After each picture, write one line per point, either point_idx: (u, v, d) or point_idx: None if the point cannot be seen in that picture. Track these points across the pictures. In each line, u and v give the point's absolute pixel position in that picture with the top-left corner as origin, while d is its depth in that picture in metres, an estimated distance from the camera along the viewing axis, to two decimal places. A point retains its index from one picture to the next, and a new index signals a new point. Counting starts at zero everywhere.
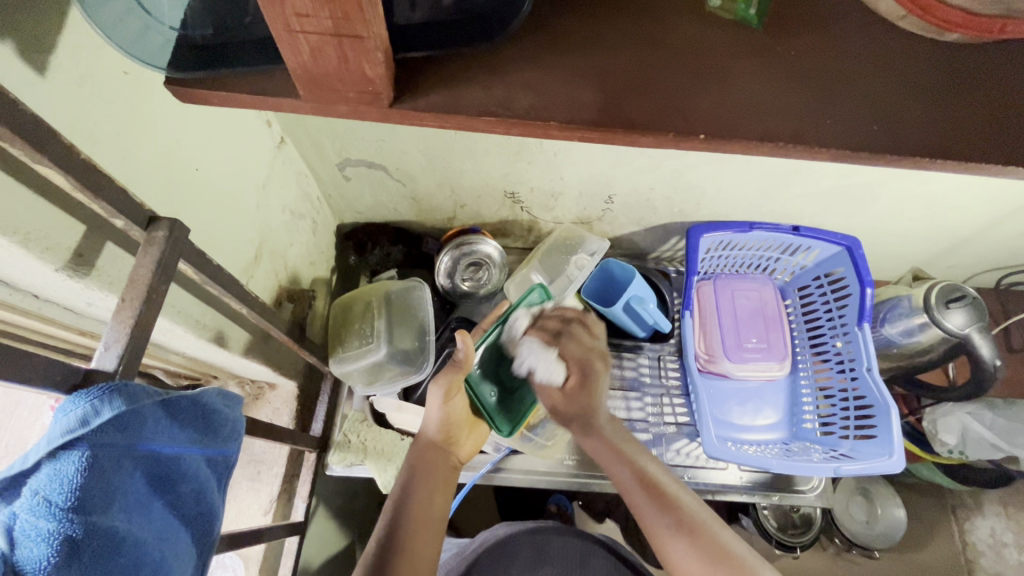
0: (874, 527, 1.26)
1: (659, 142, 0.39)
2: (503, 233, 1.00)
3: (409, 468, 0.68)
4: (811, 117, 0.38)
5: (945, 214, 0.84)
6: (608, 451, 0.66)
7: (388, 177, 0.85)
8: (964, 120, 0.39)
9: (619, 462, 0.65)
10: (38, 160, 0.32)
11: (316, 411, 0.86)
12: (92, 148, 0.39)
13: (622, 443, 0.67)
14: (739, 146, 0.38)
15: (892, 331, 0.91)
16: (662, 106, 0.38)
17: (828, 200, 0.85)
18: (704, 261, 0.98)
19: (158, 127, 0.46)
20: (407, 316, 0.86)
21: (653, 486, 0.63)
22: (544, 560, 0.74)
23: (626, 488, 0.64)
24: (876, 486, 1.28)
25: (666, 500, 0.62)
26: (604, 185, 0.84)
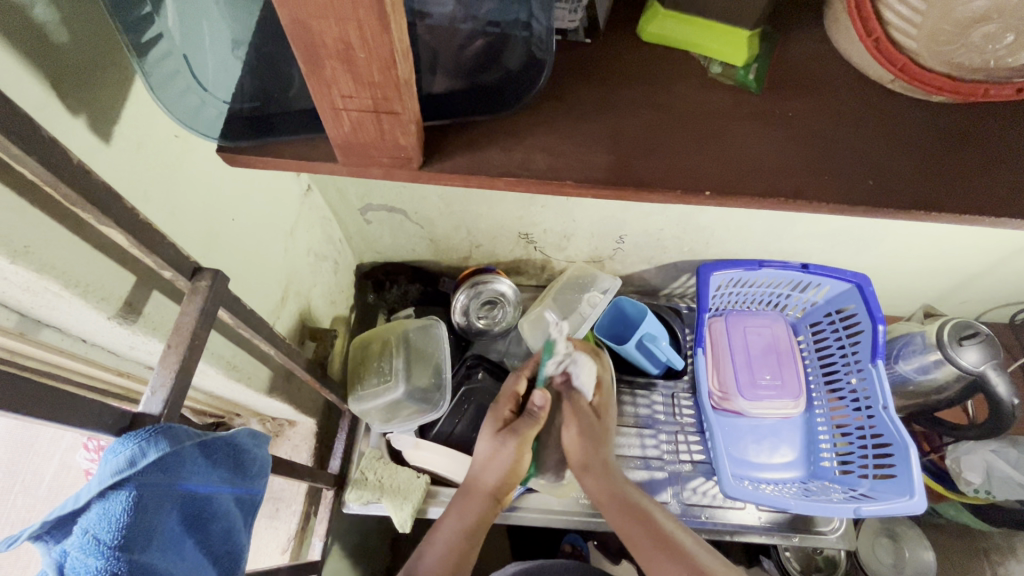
0: (902, 571, 1.21)
1: (668, 199, 0.41)
2: (517, 271, 1.03)
3: (450, 516, 0.71)
4: (811, 173, 0.41)
5: (951, 252, 0.86)
6: (624, 514, 0.68)
7: (407, 220, 0.89)
8: (956, 175, 0.41)
9: (636, 517, 0.68)
10: (105, 223, 0.35)
11: (335, 448, 0.88)
12: (147, 207, 0.43)
13: (636, 505, 0.69)
14: (743, 200, 0.41)
15: (906, 368, 0.91)
16: (669, 165, 0.41)
17: (835, 239, 0.86)
18: (716, 298, 0.99)
19: (203, 184, 0.50)
20: (424, 354, 0.89)
21: (668, 540, 0.65)
22: None
23: (637, 542, 0.66)
24: (902, 527, 1.26)
25: (679, 554, 0.64)
26: (614, 226, 0.87)
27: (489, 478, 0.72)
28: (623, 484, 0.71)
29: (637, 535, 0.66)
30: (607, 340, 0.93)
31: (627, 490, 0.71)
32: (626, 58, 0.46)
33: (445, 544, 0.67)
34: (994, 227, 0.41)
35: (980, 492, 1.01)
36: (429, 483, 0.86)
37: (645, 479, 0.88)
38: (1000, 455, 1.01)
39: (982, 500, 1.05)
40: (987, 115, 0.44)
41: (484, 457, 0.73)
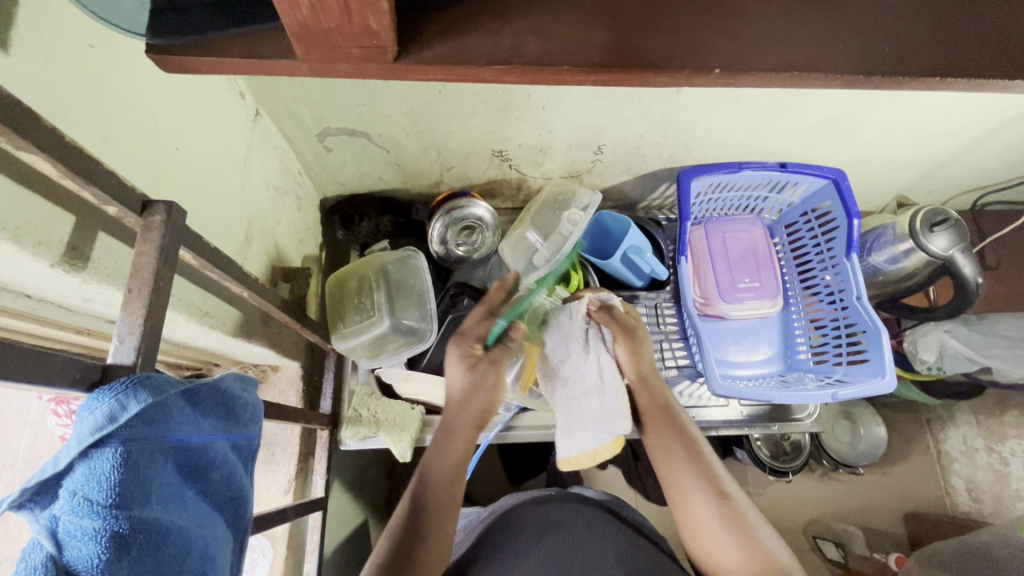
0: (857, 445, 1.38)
1: (674, 82, 0.38)
2: (492, 194, 0.98)
3: (434, 447, 0.65)
4: (822, 43, 0.38)
5: (926, 140, 0.86)
6: (668, 422, 0.67)
7: (371, 144, 0.82)
8: (969, 36, 0.39)
9: (667, 418, 0.67)
10: (20, 146, 0.29)
11: (325, 388, 0.86)
12: (73, 131, 0.36)
13: (680, 418, 0.67)
14: (755, 78, 0.38)
15: (878, 259, 0.93)
16: (675, 43, 0.37)
17: (814, 134, 0.85)
18: (695, 206, 0.98)
19: (135, 104, 0.43)
20: (406, 287, 0.85)
21: (689, 441, 0.65)
22: (551, 528, 0.72)
23: (677, 460, 0.64)
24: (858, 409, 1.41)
25: (715, 484, 0.62)
26: (593, 135, 0.82)
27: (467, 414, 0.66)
28: (656, 381, 0.70)
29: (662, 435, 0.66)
30: (590, 256, 0.91)
31: (657, 388, 0.69)
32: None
33: (430, 488, 0.63)
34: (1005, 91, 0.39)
35: (936, 368, 1.08)
36: (425, 413, 0.87)
37: None
38: (954, 333, 1.08)
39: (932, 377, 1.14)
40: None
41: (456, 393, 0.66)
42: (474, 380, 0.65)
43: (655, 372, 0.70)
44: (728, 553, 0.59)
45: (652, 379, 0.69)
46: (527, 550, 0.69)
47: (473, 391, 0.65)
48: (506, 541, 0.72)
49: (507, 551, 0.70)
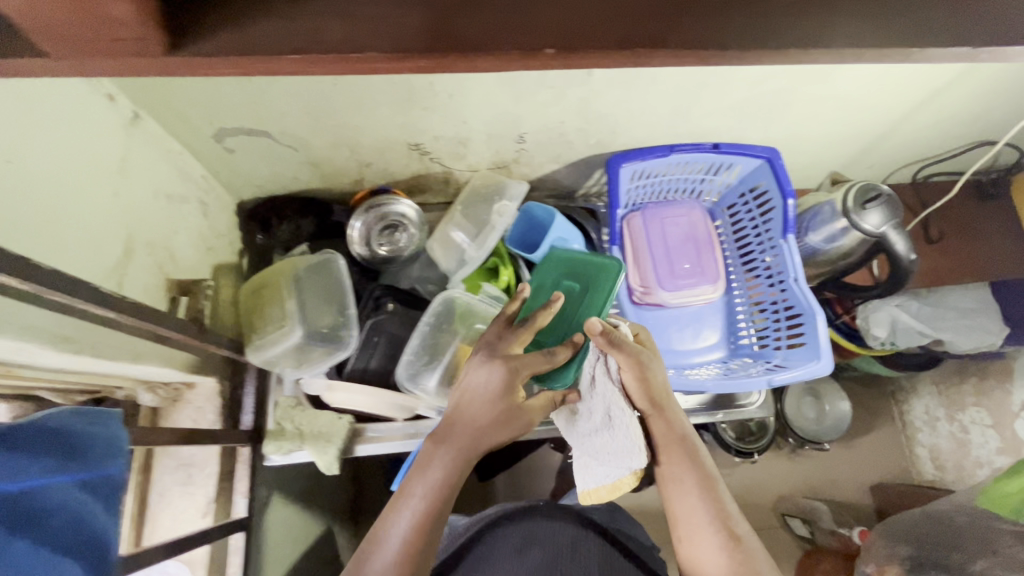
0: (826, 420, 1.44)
1: (499, 66, 0.36)
2: (420, 189, 0.94)
3: (430, 458, 0.60)
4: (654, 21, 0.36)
5: (856, 115, 0.83)
6: (677, 449, 0.66)
7: (275, 144, 0.77)
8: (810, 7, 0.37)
9: (683, 449, 0.65)
10: None
11: (245, 402, 0.82)
12: None
13: (688, 446, 0.66)
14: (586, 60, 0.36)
15: (815, 239, 0.91)
16: (495, 27, 0.36)
17: (742, 113, 0.82)
18: (631, 192, 0.95)
19: None
20: (322, 292, 0.81)
21: (701, 474, 0.65)
22: (532, 543, 0.76)
23: (687, 491, 0.64)
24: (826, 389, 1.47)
25: (719, 514, 0.63)
26: (511, 123, 0.78)
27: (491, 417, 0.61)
28: (671, 409, 0.67)
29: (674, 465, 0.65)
30: (519, 251, 0.86)
31: (672, 417, 0.66)
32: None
33: (436, 501, 0.58)
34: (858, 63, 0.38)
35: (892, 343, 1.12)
36: (353, 422, 0.84)
37: None
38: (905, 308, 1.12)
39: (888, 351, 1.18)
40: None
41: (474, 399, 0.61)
42: (502, 384, 0.61)
43: (670, 398, 0.67)
44: None
45: (667, 407, 0.66)
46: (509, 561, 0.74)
47: (485, 400, 0.61)
48: (492, 548, 0.77)
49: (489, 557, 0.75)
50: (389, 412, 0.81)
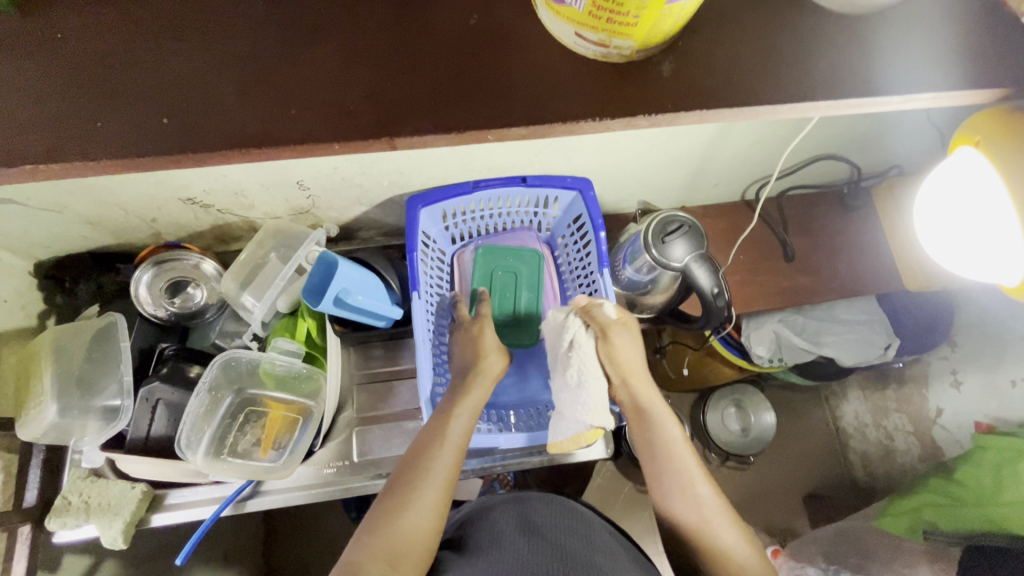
0: (748, 433, 1.55)
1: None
2: (231, 238, 0.90)
3: (404, 463, 0.69)
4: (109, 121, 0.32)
5: (659, 144, 0.78)
6: (636, 410, 0.73)
7: (30, 209, 0.73)
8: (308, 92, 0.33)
9: (644, 412, 0.72)
10: None
11: (32, 476, 0.79)
12: None
13: (647, 405, 0.73)
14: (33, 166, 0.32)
15: (636, 270, 0.84)
16: None
17: (534, 149, 0.77)
18: (452, 228, 0.91)
19: None
20: (96, 359, 0.78)
21: (654, 430, 0.71)
22: (534, 528, 0.76)
23: (666, 442, 0.70)
24: (750, 398, 1.58)
25: (676, 463, 0.69)
26: (280, 173, 0.74)
27: (468, 411, 0.73)
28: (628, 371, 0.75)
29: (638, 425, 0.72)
30: (310, 301, 0.77)
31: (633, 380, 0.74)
32: (30, 60, 0.44)
33: (402, 494, 0.65)
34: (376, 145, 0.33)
35: (773, 360, 1.18)
36: (151, 488, 0.80)
37: (389, 434, 0.86)
38: (788, 324, 1.19)
39: (771, 366, 1.22)
40: (381, 71, 0.45)
41: (470, 396, 0.74)
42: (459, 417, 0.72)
43: (635, 368, 0.74)
44: (694, 524, 0.66)
45: (637, 377, 0.74)
46: (508, 539, 0.74)
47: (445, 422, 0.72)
48: (487, 527, 0.77)
49: (480, 539, 0.75)
50: (181, 479, 0.78)
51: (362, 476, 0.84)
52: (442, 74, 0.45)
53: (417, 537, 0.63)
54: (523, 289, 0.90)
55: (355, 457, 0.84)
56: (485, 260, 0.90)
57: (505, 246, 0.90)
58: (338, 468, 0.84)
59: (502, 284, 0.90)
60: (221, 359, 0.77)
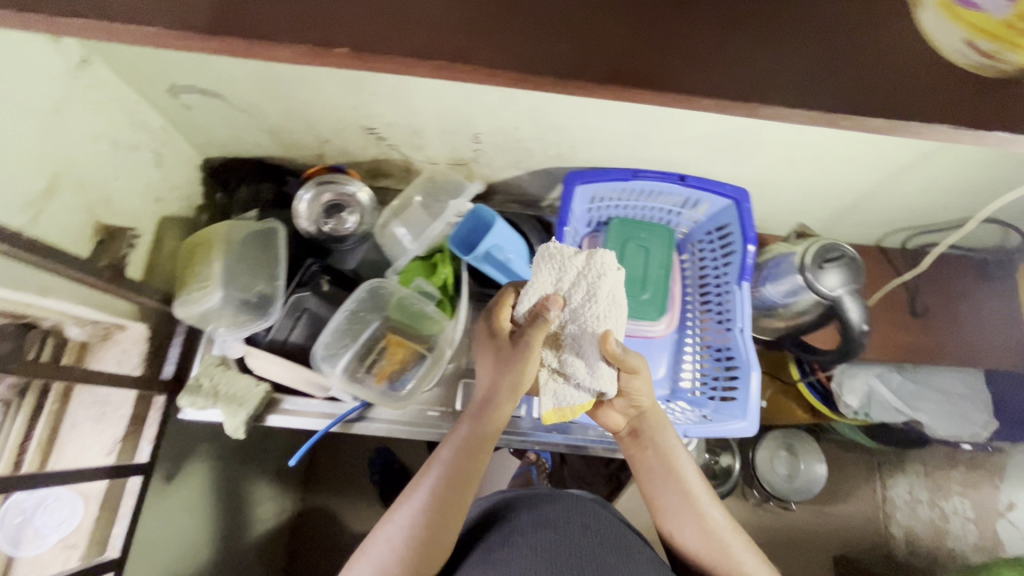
0: (793, 480, 1.45)
1: None
2: (382, 174, 0.93)
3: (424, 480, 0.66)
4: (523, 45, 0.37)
5: (835, 167, 0.77)
6: (661, 476, 0.73)
7: (229, 106, 0.77)
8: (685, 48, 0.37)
9: (676, 488, 0.72)
10: None
11: (173, 352, 0.85)
12: None
13: (676, 474, 0.73)
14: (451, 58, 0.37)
15: (773, 290, 0.85)
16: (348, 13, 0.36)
17: (709, 146, 0.77)
18: (593, 211, 0.93)
19: None
20: (256, 259, 0.83)
21: (688, 499, 0.71)
22: (546, 524, 0.69)
23: (700, 518, 0.69)
24: (801, 443, 1.48)
25: (714, 542, 0.68)
26: (463, 121, 0.76)
27: (488, 437, 0.68)
28: (658, 438, 0.75)
29: (673, 498, 0.72)
30: (458, 250, 0.82)
31: (663, 446, 0.75)
32: None
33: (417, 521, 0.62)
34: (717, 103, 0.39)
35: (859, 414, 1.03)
36: (271, 390, 0.85)
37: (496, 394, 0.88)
38: (885, 380, 1.01)
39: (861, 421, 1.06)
40: (654, 51, 0.47)
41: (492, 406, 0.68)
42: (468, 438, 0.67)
43: (661, 440, 0.75)
44: None
45: (660, 444, 0.75)
46: (520, 540, 0.68)
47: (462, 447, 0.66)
48: (500, 530, 0.70)
49: (490, 540, 0.69)
50: (304, 387, 0.82)
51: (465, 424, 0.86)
52: (712, 65, 0.47)
53: (438, 558, 0.62)
54: (653, 265, 0.92)
55: (458, 406, 0.87)
56: (619, 232, 0.93)
57: (636, 218, 0.93)
58: (442, 412, 0.86)
59: (633, 257, 0.92)
60: (371, 284, 0.82)
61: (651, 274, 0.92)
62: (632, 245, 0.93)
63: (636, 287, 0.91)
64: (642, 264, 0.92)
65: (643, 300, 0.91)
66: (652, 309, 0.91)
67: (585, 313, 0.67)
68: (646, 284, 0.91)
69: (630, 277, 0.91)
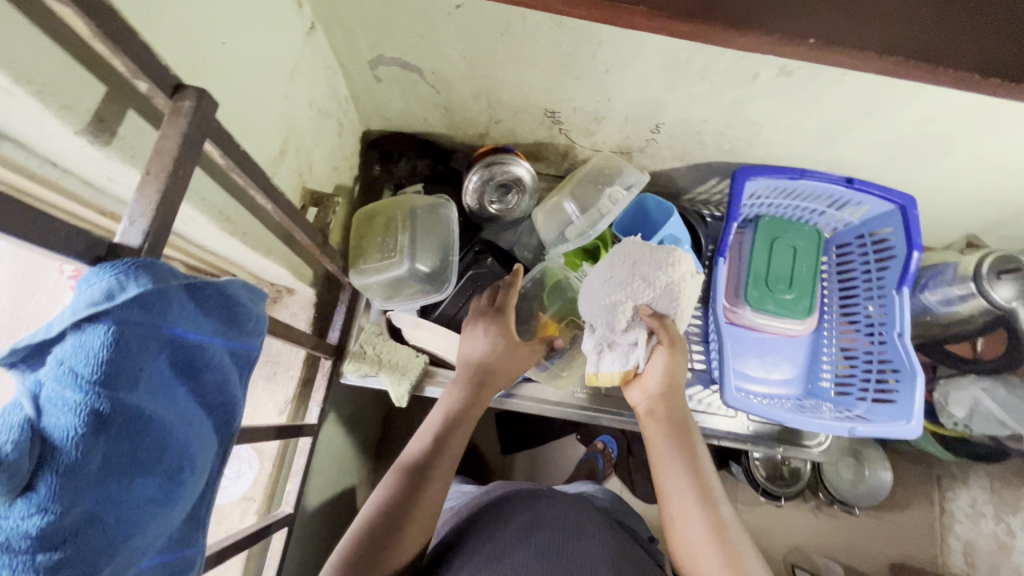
0: (858, 485, 1.34)
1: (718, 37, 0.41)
2: (536, 157, 0.94)
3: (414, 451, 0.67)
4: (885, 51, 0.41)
5: (1014, 180, 0.79)
6: (675, 459, 0.65)
7: (422, 82, 0.78)
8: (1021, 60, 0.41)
9: (687, 473, 0.64)
10: (102, 40, 0.30)
11: (335, 319, 0.86)
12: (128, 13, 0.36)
13: (692, 460, 0.65)
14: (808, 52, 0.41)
15: (931, 298, 0.87)
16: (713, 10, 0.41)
17: (892, 151, 0.78)
18: (745, 208, 0.94)
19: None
20: (431, 232, 0.83)
21: (698, 485, 0.63)
22: (538, 524, 0.65)
23: (703, 508, 0.61)
24: (868, 449, 1.34)
25: (719, 535, 0.60)
26: (654, 111, 0.77)
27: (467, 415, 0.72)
28: (677, 427, 0.68)
29: (680, 483, 0.64)
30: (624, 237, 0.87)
31: (680, 435, 0.67)
32: None
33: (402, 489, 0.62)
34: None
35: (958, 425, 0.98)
36: (428, 362, 0.86)
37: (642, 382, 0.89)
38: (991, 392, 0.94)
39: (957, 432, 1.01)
40: None
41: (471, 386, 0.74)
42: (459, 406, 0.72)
43: (676, 423, 0.68)
44: None
45: (674, 429, 0.68)
46: (501, 535, 0.65)
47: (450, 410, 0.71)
48: (484, 522, 0.68)
49: (476, 532, 0.67)
50: None
51: (613, 409, 0.88)
52: None
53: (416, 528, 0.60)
54: (801, 264, 0.93)
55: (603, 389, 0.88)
56: (766, 230, 0.94)
57: (787, 217, 0.94)
58: (589, 395, 0.88)
59: (781, 256, 0.93)
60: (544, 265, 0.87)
61: (799, 274, 0.92)
62: (782, 244, 0.94)
63: (783, 285, 0.92)
64: (790, 264, 0.93)
65: (791, 299, 0.91)
66: (800, 308, 0.91)
67: (654, 292, 0.70)
68: (794, 283, 0.92)
69: (778, 275, 0.92)
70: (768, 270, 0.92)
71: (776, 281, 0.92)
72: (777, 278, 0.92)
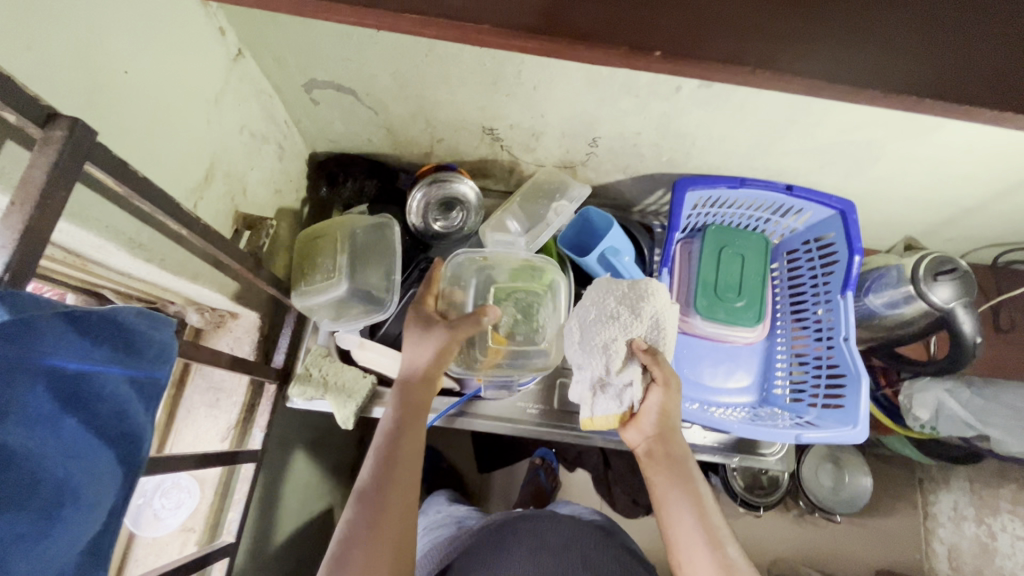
0: (839, 492, 1.28)
1: (597, 55, 0.42)
2: (483, 173, 0.95)
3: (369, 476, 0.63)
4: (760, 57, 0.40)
5: (945, 183, 0.80)
6: (678, 497, 0.65)
7: (358, 103, 0.78)
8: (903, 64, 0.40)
9: (688, 509, 0.63)
10: None
11: (281, 341, 0.86)
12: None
13: (696, 497, 0.64)
14: (689, 66, 0.42)
15: (875, 301, 0.88)
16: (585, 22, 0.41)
17: (825, 158, 0.79)
18: (691, 217, 0.94)
19: (87, 24, 0.43)
20: (375, 256, 0.84)
21: (701, 520, 0.63)
22: (543, 548, 0.75)
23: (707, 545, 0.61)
24: (847, 454, 1.31)
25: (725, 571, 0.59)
26: (588, 125, 0.78)
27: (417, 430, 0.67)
28: (680, 464, 0.67)
29: (683, 519, 0.63)
30: (570, 252, 0.87)
31: (682, 471, 0.66)
32: None
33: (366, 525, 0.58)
34: (929, 112, 0.41)
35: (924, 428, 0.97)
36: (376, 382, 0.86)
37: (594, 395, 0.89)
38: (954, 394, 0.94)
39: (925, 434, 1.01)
40: None
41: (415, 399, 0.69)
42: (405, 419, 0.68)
43: (679, 461, 0.67)
44: None
45: (676, 465, 0.67)
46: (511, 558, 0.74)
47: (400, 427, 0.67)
48: (491, 543, 0.77)
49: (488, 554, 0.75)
50: None
51: (565, 424, 0.87)
52: None
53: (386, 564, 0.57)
54: (748, 271, 0.93)
55: (555, 405, 0.88)
56: (714, 240, 0.94)
57: (732, 226, 0.94)
58: (541, 410, 0.88)
59: (729, 264, 0.93)
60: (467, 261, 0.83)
61: (747, 281, 0.93)
62: (729, 252, 0.94)
63: (733, 293, 0.92)
64: (737, 271, 0.93)
65: (739, 306, 0.91)
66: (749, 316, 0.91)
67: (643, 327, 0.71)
68: (742, 290, 0.92)
69: (726, 283, 0.92)
70: (716, 279, 0.92)
71: (724, 290, 0.92)
72: (726, 286, 0.92)
